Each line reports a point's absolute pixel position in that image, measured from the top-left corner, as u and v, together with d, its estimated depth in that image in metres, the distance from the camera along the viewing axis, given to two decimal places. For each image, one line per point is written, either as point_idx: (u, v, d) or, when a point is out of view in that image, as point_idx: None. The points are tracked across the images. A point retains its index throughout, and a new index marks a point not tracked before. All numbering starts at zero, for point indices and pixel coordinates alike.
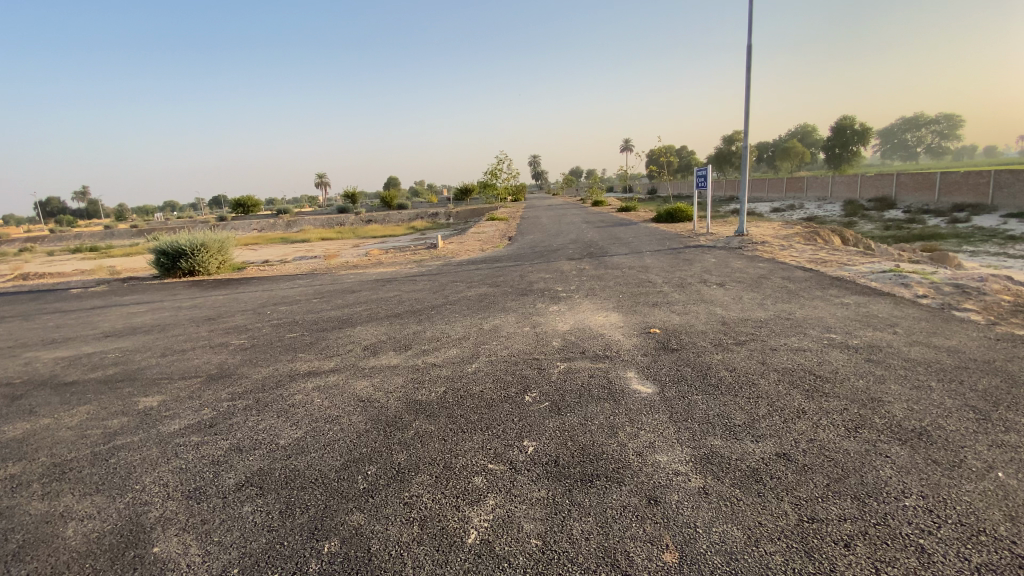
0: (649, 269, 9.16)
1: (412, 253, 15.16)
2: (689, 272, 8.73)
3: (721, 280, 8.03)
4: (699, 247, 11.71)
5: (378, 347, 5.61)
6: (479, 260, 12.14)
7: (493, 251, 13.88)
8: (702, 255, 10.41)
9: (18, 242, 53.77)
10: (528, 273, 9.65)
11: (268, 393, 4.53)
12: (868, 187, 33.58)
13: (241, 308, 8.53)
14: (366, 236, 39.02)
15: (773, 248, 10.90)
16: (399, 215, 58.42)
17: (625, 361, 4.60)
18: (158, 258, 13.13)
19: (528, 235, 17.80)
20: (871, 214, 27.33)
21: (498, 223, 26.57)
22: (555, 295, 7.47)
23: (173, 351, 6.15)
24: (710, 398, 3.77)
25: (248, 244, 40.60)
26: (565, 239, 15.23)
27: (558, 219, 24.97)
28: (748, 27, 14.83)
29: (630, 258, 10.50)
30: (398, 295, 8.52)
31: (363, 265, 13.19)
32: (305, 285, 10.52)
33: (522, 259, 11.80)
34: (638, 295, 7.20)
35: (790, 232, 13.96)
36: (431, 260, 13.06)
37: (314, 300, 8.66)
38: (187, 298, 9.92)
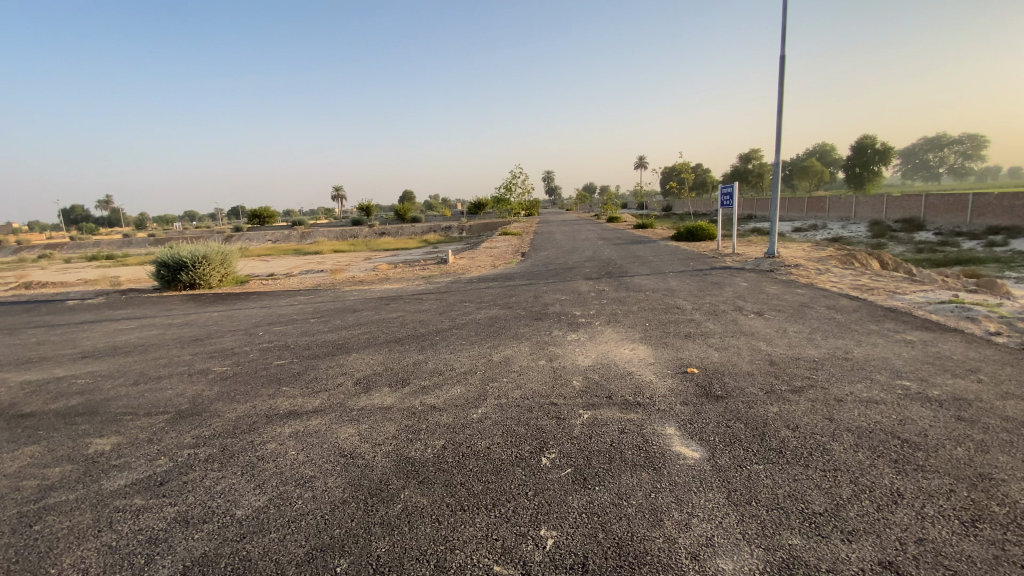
0: (675, 293, 8.39)
1: (421, 268, 14.55)
2: (721, 298, 7.94)
3: (758, 308, 7.23)
4: (727, 269, 10.90)
5: (372, 381, 4.91)
6: (490, 278, 11.44)
7: (505, 269, 13.19)
8: (731, 278, 9.61)
9: (38, 248, 54.73)
10: (543, 294, 8.93)
11: (238, 438, 3.84)
12: (895, 208, 32.37)
13: (233, 327, 7.91)
14: (379, 249, 38.75)
15: (809, 272, 10.04)
16: (413, 228, 58.18)
17: (662, 412, 3.83)
18: (158, 270, 12.67)
19: (541, 252, 17.12)
20: (898, 236, 26.11)
21: (511, 238, 26.01)
22: (573, 321, 6.73)
23: (149, 378, 5.51)
24: (774, 470, 3.00)
25: (260, 255, 40.61)
26: (581, 257, 14.52)
27: (573, 235, 24.36)
28: (784, 15, 13.01)
29: (653, 280, 9.74)
30: (402, 316, 7.84)
31: (369, 281, 12.61)
32: (305, 301, 9.92)
33: (536, 277, 11.11)
34: (668, 324, 6.43)
35: (822, 254, 13.09)
36: (440, 276, 12.42)
37: (312, 320, 8.02)
38: (180, 314, 9.36)
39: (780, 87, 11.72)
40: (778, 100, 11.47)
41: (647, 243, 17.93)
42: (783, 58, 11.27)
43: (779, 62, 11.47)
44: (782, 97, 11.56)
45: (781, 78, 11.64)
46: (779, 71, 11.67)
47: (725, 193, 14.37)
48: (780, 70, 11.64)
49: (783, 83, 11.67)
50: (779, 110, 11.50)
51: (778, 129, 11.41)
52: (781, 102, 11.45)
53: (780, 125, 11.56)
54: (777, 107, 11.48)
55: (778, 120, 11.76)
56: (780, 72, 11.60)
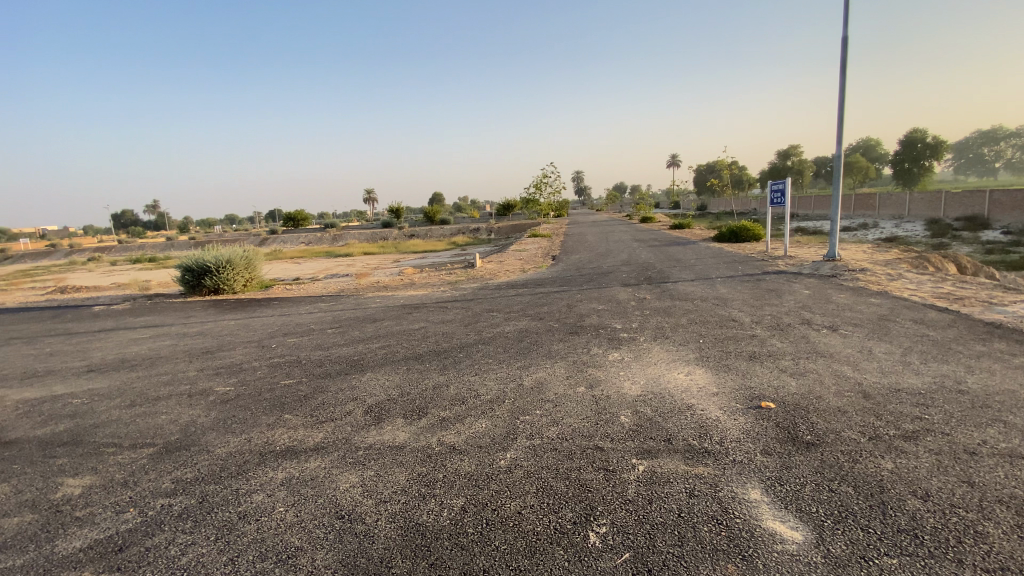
0: (728, 303, 7.46)
1: (447, 272, 13.94)
2: (783, 309, 6.97)
3: (829, 323, 6.26)
4: (782, 274, 9.85)
5: (385, 409, 4.24)
6: (520, 284, 10.72)
7: (536, 273, 12.45)
8: (790, 286, 8.60)
9: (86, 252, 57.20)
10: (579, 303, 8.14)
11: (221, 485, 3.22)
12: (954, 206, 30.00)
13: (248, 337, 7.45)
14: (408, 252, 38.63)
15: (879, 279, 8.91)
16: (441, 230, 57.95)
17: (741, 467, 3.02)
18: (183, 275, 12.48)
19: (573, 254, 16.29)
20: (961, 235, 24.08)
21: (541, 240, 25.22)
22: (614, 337, 5.92)
23: (147, 399, 5.02)
24: (916, 569, 2.16)
25: (293, 257, 41.20)
26: (617, 260, 13.63)
27: (605, 236, 23.40)
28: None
29: (699, 287, 8.83)
30: (425, 328, 7.19)
31: (393, 286, 12.08)
32: (326, 309, 9.43)
33: (569, 282, 10.31)
34: (726, 341, 5.55)
35: (887, 257, 11.82)
36: (467, 281, 11.78)
37: (330, 330, 7.47)
38: (198, 321, 9.00)
39: (843, 71, 10.49)
40: (841, 87, 10.27)
41: (686, 245, 16.85)
42: (846, 38, 10.06)
43: (842, 42, 10.26)
44: (845, 81, 10.33)
45: (843, 61, 10.43)
46: (841, 53, 10.46)
47: (774, 190, 13.20)
48: (842, 52, 10.42)
49: (846, 66, 10.44)
50: (842, 98, 10.29)
51: (840, 119, 10.22)
52: (844, 88, 10.24)
53: (842, 114, 10.37)
54: (840, 94, 10.29)
55: (840, 109, 10.55)
56: (843, 54, 10.38)
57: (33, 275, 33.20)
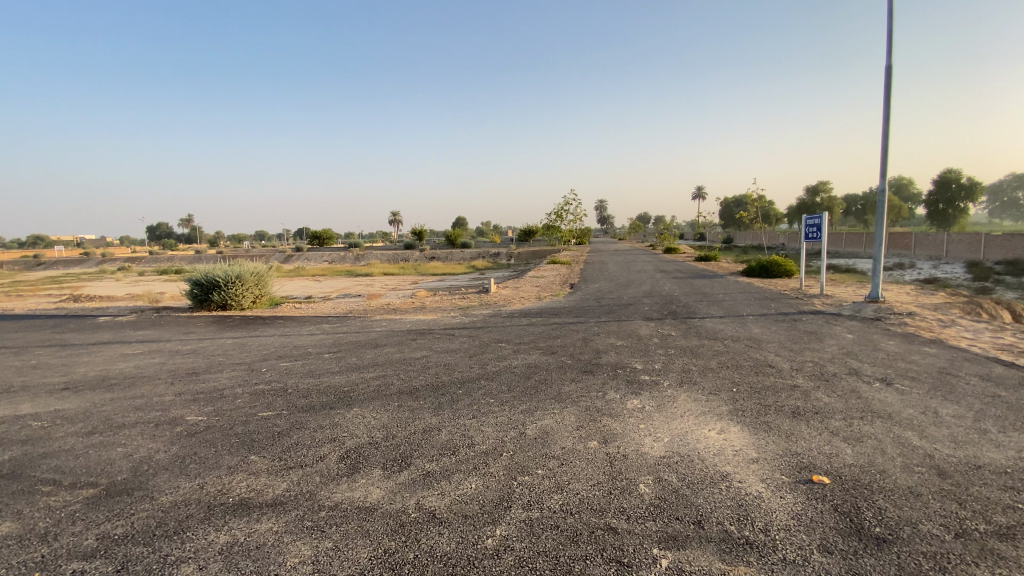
0: (763, 345, 6.72)
1: (460, 296, 13.45)
2: (826, 356, 6.21)
3: (882, 375, 5.48)
4: (820, 314, 9.04)
5: (363, 455, 3.64)
6: (534, 313, 10.13)
7: (552, 301, 11.84)
8: (830, 329, 7.81)
9: (117, 262, 58.99)
10: (596, 337, 7.50)
11: (148, 548, 2.67)
12: (995, 249, 28.41)
13: (240, 358, 7.01)
14: (426, 275, 38.50)
15: (931, 325, 8.03)
16: (461, 254, 58.02)
17: (794, 570, 2.33)
18: (191, 289, 12.29)
19: (593, 283, 15.64)
20: (1006, 279, 22.64)
21: (560, 268, 24.63)
22: (634, 379, 5.26)
23: (111, 426, 4.56)
24: None
25: (313, 276, 41.54)
26: (638, 291, 12.95)
27: (627, 266, 22.71)
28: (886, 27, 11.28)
29: (729, 325, 8.09)
30: (427, 357, 6.63)
31: (402, 309, 11.61)
32: (328, 331, 8.98)
33: (586, 313, 9.67)
34: (763, 392, 4.84)
35: (935, 300, 10.86)
36: (478, 307, 11.24)
37: (326, 355, 6.97)
38: (195, 338, 8.65)
39: (888, 101, 9.85)
40: (885, 117, 9.61)
41: (712, 278, 16.08)
42: (891, 65, 9.43)
43: (886, 70, 9.66)
44: (889, 111, 9.66)
45: (888, 89, 9.80)
46: (885, 82, 9.82)
47: (810, 225, 12.44)
48: (887, 81, 9.80)
49: (891, 96, 9.79)
50: (887, 128, 9.62)
51: (885, 150, 9.53)
52: (888, 118, 9.58)
53: (886, 146, 9.66)
54: (884, 124, 9.63)
55: (884, 140, 9.86)
56: (887, 82, 9.73)
57: (61, 282, 34.02)
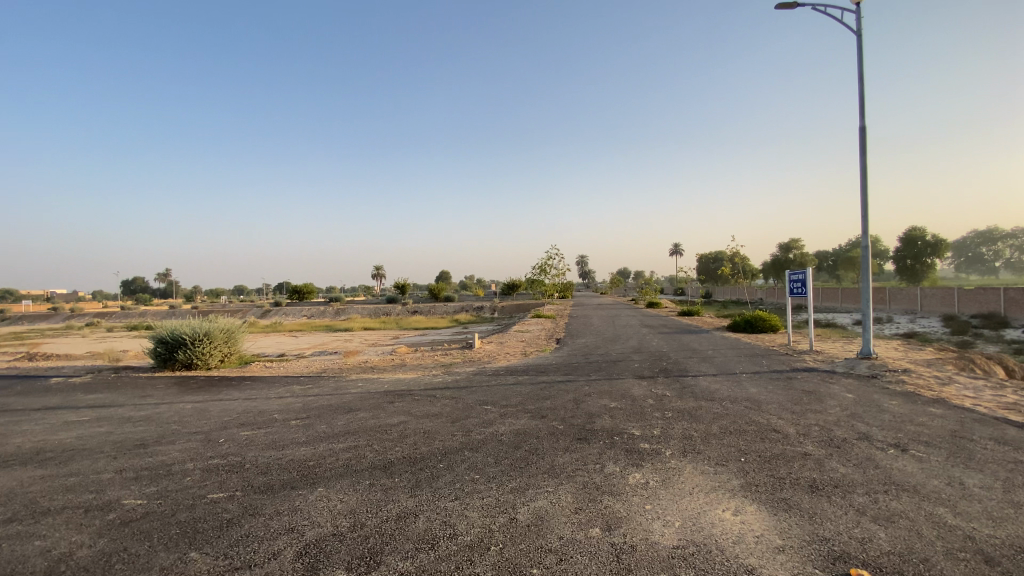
0: (764, 407, 6.35)
1: (443, 353, 12.91)
2: (831, 419, 5.86)
3: (894, 439, 5.14)
4: (815, 372, 8.77)
5: (325, 552, 3.07)
6: (520, 371, 9.66)
7: (538, 358, 11.40)
8: (828, 389, 7.51)
9: (85, 317, 56.87)
10: (587, 398, 7.05)
11: None
12: (969, 303, 29.14)
13: (198, 426, 6.35)
14: (409, 330, 37.78)
15: (929, 383, 7.80)
16: (444, 308, 57.53)
17: None
18: (155, 347, 11.55)
19: (579, 339, 15.28)
20: (983, 333, 23.06)
21: (545, 322, 24.32)
22: (633, 448, 4.81)
23: (29, 514, 3.88)
24: None
25: (292, 331, 40.41)
26: (626, 347, 12.62)
27: (612, 321, 22.51)
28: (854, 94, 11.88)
29: (724, 385, 7.74)
30: (405, 423, 6.08)
31: (381, 368, 11.02)
32: (300, 393, 8.34)
33: (575, 371, 9.24)
34: (775, 462, 4.43)
35: (926, 356, 10.75)
36: (462, 365, 10.72)
37: (294, 422, 6.36)
38: (152, 402, 7.92)
39: (863, 161, 10.15)
40: (862, 176, 9.85)
41: (699, 334, 15.90)
42: (864, 128, 9.78)
43: (859, 132, 10.01)
44: (865, 170, 9.92)
45: (862, 150, 10.11)
46: (859, 143, 10.16)
47: (794, 280, 12.47)
48: (861, 142, 10.13)
49: (866, 156, 10.10)
50: (864, 186, 9.84)
51: (864, 207, 9.69)
52: (865, 177, 9.82)
53: (865, 202, 9.83)
54: (861, 182, 9.86)
55: (862, 197, 10.06)
56: (861, 143, 10.06)
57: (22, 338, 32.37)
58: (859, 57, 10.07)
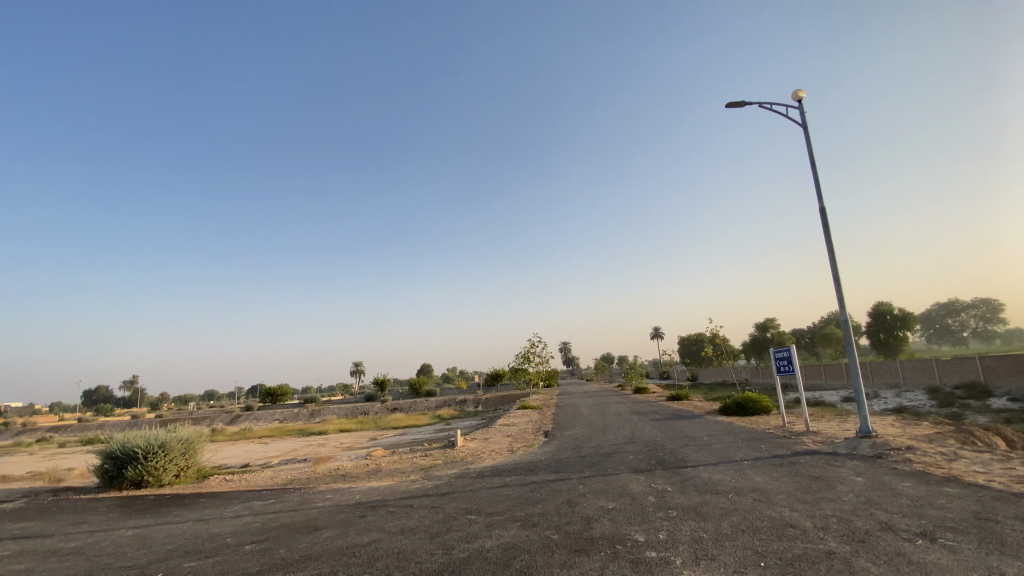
0: (773, 499, 5.83)
1: (423, 454, 12.01)
2: (847, 508, 5.37)
3: (919, 528, 4.67)
4: (818, 455, 8.30)
5: None
6: (506, 470, 8.93)
7: (525, 454, 10.65)
8: (836, 473, 7.04)
9: (36, 432, 52.86)
10: (582, 499, 6.42)
11: None
12: (949, 373, 29.37)
13: (134, 559, 5.46)
14: (388, 429, 35.86)
15: (936, 460, 7.40)
16: (426, 404, 55.42)
17: None
18: (103, 464, 10.50)
19: (568, 431, 14.55)
20: (970, 403, 22.95)
21: (531, 414, 23.36)
22: (639, 559, 4.21)
23: None
24: None
25: (262, 437, 37.99)
26: (618, 438, 11.97)
27: (600, 410, 21.76)
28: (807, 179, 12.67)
29: (726, 475, 7.20)
30: (378, 542, 5.33)
31: (355, 475, 10.10)
32: (260, 510, 7.44)
33: (566, 468, 8.57)
34: (799, 566, 3.90)
35: (925, 431, 10.40)
36: (443, 467, 9.90)
37: (250, 547, 5.54)
38: (87, 530, 6.94)
39: (828, 239, 10.55)
40: (829, 253, 10.18)
41: (690, 419, 15.33)
42: (824, 209, 10.30)
43: (820, 214, 10.52)
44: (832, 248, 10.28)
45: (826, 229, 10.56)
46: (821, 223, 10.63)
47: (779, 358, 12.34)
48: (823, 222, 10.61)
49: (830, 235, 10.52)
50: (833, 263, 10.13)
51: (837, 283, 9.89)
52: (833, 254, 10.15)
53: (837, 279, 10.05)
54: (830, 259, 10.16)
55: (833, 273, 10.31)
56: (823, 223, 10.52)
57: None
58: (807, 147, 10.89)
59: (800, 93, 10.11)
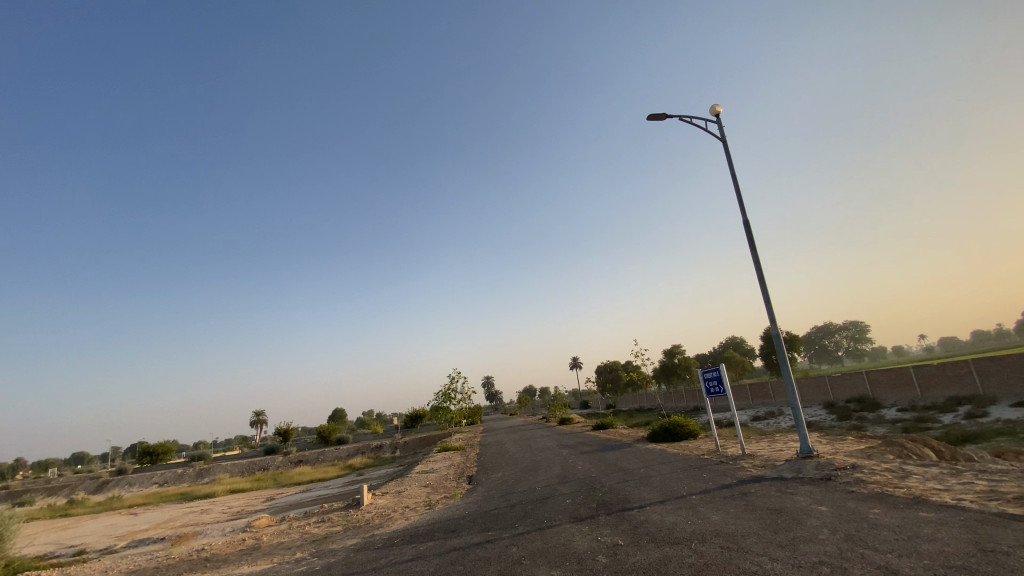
0: (746, 546, 4.83)
1: (320, 519, 9.88)
2: (832, 552, 4.49)
3: (929, 570, 3.87)
4: (768, 483, 7.62)
5: None
6: (423, 532, 7.27)
7: (445, 508, 9.01)
8: (797, 504, 6.30)
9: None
10: (521, 568, 5.04)
11: None
12: (840, 389, 31.84)
13: None
14: (289, 486, 31.65)
15: (888, 479, 6.95)
16: (337, 452, 50.59)
17: None
18: None
19: (494, 473, 13.07)
20: (866, 416, 24.62)
21: (452, 457, 21.45)
22: None
23: None
24: None
25: (130, 507, 31.83)
26: (550, 478, 10.70)
27: (527, 446, 20.46)
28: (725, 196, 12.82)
29: (682, 517, 6.18)
30: None
31: (223, 556, 7.83)
32: None
33: (494, 524, 7.10)
34: None
35: (855, 447, 10.27)
36: (341, 535, 7.97)
37: None
38: None
39: (754, 254, 10.44)
40: (757, 267, 10.04)
41: (622, 450, 14.51)
42: (749, 223, 10.20)
43: (745, 228, 10.43)
44: (759, 262, 10.15)
45: (752, 244, 10.46)
46: (746, 238, 10.54)
47: (709, 379, 11.97)
48: (748, 236, 10.51)
49: (756, 249, 10.42)
50: (761, 277, 9.98)
51: (767, 297, 9.69)
52: (760, 267, 10.02)
53: (767, 293, 9.88)
54: (758, 273, 10.00)
55: (762, 290, 10.01)
56: (748, 238, 10.44)
57: None
58: (727, 162, 10.90)
59: (718, 110, 10.17)
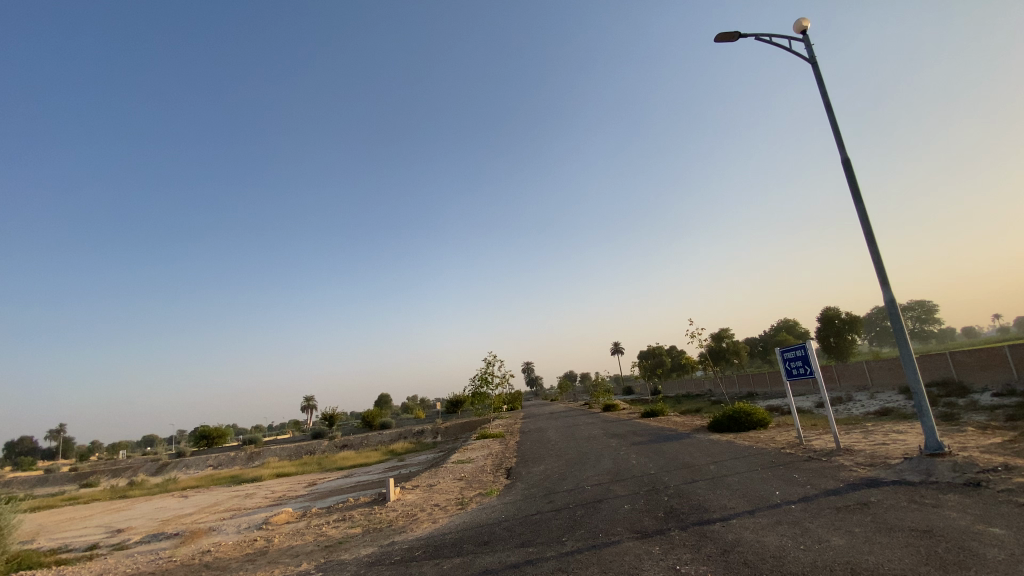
0: None
1: (341, 518, 8.79)
2: None
3: None
4: (891, 490, 5.88)
5: None
6: (449, 544, 5.95)
7: (479, 509, 7.71)
8: (952, 524, 4.56)
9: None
10: None
11: None
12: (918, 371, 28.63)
13: None
14: (330, 471, 31.63)
15: None
16: (380, 436, 51.05)
17: None
18: None
19: (535, 465, 11.74)
20: (956, 401, 21.69)
21: (492, 444, 20.33)
22: None
23: None
24: None
25: (181, 490, 32.67)
26: (601, 474, 9.20)
27: (571, 434, 19.09)
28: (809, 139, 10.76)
29: (790, 540, 4.56)
30: None
31: (224, 562, 6.77)
32: None
33: (535, 537, 5.68)
34: None
35: (983, 442, 8.24)
36: (356, 542, 6.76)
37: None
38: None
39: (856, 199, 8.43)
40: (862, 215, 8.07)
41: (680, 440, 12.88)
42: (850, 161, 8.21)
43: (844, 167, 8.44)
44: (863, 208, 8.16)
45: (853, 187, 8.45)
46: (847, 179, 8.52)
47: (788, 360, 10.20)
48: (848, 178, 8.50)
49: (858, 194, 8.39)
50: (867, 226, 8.01)
51: (876, 250, 7.74)
52: (865, 214, 8.06)
53: (874, 247, 7.93)
54: (863, 220, 8.04)
55: (867, 246, 8.04)
56: (849, 179, 8.43)
57: None
58: (819, 89, 8.88)
59: (805, 24, 8.23)
